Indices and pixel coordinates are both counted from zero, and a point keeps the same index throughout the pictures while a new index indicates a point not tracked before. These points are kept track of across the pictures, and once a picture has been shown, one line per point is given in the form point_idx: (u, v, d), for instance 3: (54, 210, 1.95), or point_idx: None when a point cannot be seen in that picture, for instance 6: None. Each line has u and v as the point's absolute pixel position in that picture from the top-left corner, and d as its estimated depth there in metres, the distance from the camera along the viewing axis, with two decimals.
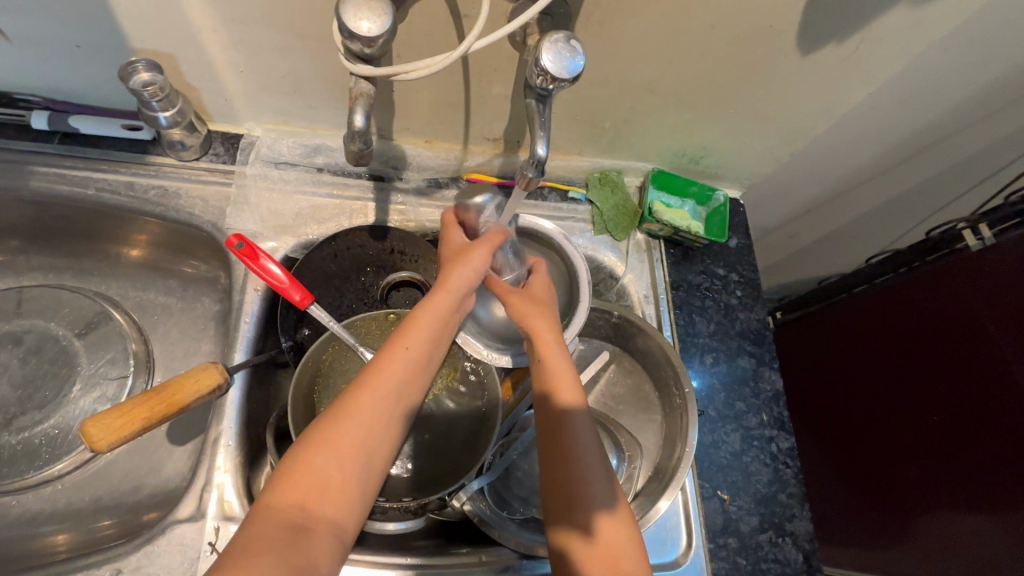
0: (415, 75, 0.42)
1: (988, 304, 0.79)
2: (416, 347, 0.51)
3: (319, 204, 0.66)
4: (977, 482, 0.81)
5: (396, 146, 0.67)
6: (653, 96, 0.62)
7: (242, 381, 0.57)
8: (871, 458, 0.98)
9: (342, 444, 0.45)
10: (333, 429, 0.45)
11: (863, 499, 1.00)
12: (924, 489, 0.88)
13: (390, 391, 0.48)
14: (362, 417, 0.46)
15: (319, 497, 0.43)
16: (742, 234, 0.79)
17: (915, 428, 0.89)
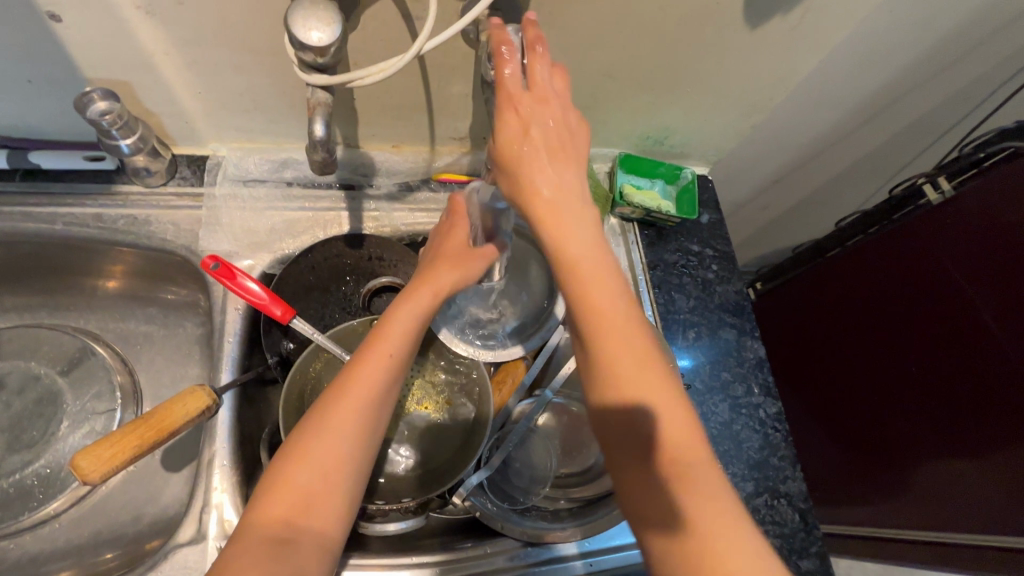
0: (370, 81, 0.42)
1: (951, 257, 0.83)
2: (389, 351, 0.51)
3: (292, 218, 0.66)
4: (961, 427, 0.85)
5: (364, 153, 0.67)
6: (613, 80, 0.63)
7: (231, 400, 0.57)
8: (858, 416, 1.01)
9: (319, 455, 0.46)
10: (308, 445, 0.46)
11: (857, 457, 1.03)
12: (916, 445, 0.92)
13: (361, 400, 0.49)
14: (337, 427, 0.47)
15: (303, 507, 0.45)
16: (712, 209, 0.80)
17: (897, 383, 0.93)
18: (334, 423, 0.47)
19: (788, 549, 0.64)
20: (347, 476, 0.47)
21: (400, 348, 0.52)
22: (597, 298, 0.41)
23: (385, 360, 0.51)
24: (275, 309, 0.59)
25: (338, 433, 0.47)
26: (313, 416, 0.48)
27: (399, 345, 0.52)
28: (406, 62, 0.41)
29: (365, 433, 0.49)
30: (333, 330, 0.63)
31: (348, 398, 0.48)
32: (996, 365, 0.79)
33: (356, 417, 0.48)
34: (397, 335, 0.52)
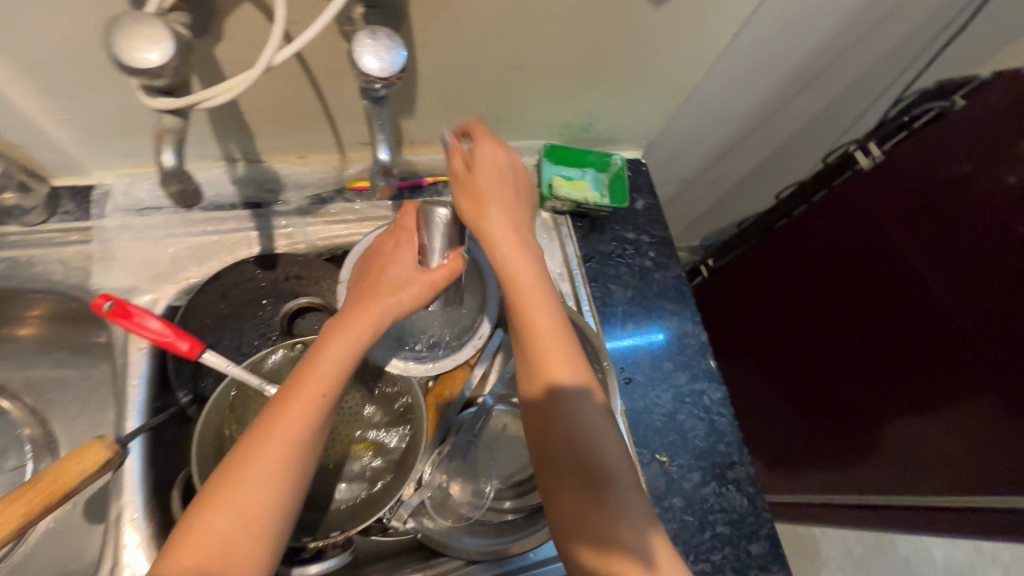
0: (220, 101, 0.37)
1: (888, 221, 0.83)
2: (320, 388, 0.46)
3: (195, 244, 0.62)
4: (910, 386, 0.86)
5: (267, 167, 0.63)
6: (522, 71, 0.59)
7: (141, 448, 0.54)
8: (814, 383, 1.02)
9: (238, 502, 0.41)
10: (231, 488, 0.42)
11: (818, 422, 1.04)
12: (881, 408, 0.92)
13: (294, 437, 0.44)
14: (259, 471, 0.42)
15: (221, 562, 0.40)
16: (647, 194, 0.78)
17: (847, 347, 0.94)
18: (259, 463, 0.42)
19: (737, 535, 0.63)
20: (271, 526, 0.42)
21: (339, 375, 0.47)
22: (532, 308, 0.48)
23: (314, 398, 0.45)
24: (181, 345, 0.55)
25: (260, 479, 0.42)
26: (235, 458, 0.43)
27: (334, 380, 0.46)
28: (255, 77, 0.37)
29: (292, 479, 0.44)
30: (251, 359, 0.60)
31: (272, 441, 0.43)
32: (937, 323, 0.80)
33: (280, 461, 0.43)
34: (331, 369, 0.46)
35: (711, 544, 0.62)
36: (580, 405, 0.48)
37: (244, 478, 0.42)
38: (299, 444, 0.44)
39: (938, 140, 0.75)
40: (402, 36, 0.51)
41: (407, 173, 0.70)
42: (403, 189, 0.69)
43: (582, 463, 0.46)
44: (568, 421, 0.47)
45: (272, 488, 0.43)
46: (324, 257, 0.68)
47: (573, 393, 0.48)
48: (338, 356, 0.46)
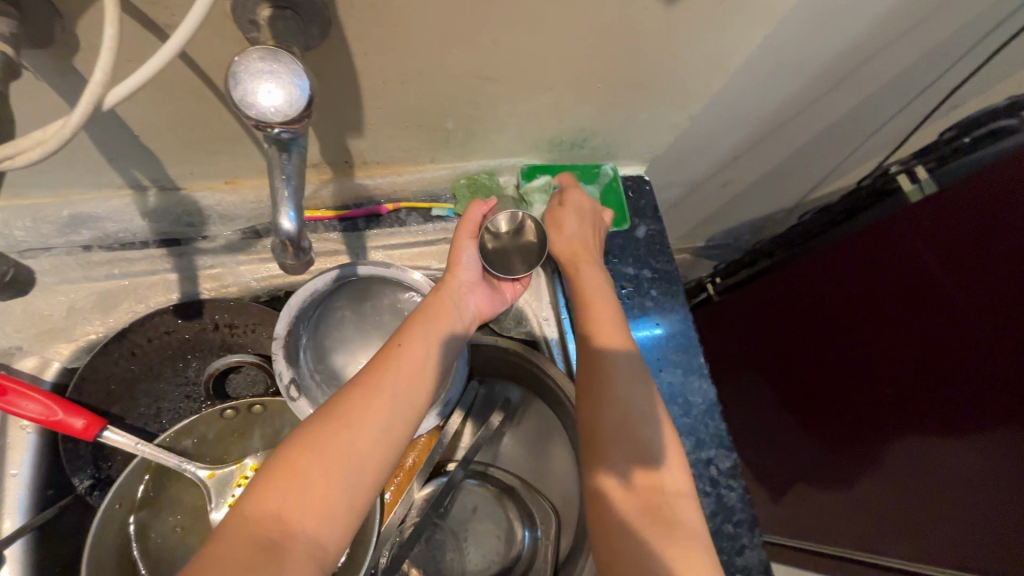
0: (25, 160, 0.26)
1: (940, 264, 0.67)
2: (416, 362, 0.44)
3: (99, 291, 0.51)
4: (937, 459, 0.71)
5: (185, 195, 0.51)
6: (497, 82, 0.47)
7: (20, 554, 0.44)
8: (829, 430, 0.88)
9: (334, 448, 0.37)
10: (327, 430, 0.38)
11: (823, 471, 0.91)
12: (898, 460, 0.77)
13: (387, 395, 0.41)
14: (355, 425, 0.39)
15: (300, 509, 0.35)
16: (650, 219, 0.67)
17: (874, 401, 0.79)
18: (356, 409, 0.40)
19: None
20: (353, 491, 0.37)
21: (427, 345, 0.45)
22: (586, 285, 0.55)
23: (409, 363, 0.43)
24: (72, 424, 0.45)
25: (354, 433, 0.39)
26: (328, 410, 0.39)
27: (426, 358, 0.45)
28: (71, 130, 0.26)
29: (387, 441, 0.40)
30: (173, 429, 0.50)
31: (373, 396, 0.41)
32: (982, 398, 0.65)
33: (379, 417, 0.40)
34: (420, 351, 0.45)
35: None
36: (639, 379, 0.49)
37: (341, 424, 0.39)
38: (392, 399, 0.41)
39: (1009, 174, 0.59)
40: (333, 45, 0.38)
41: (363, 198, 0.58)
42: (357, 218, 0.58)
43: (628, 434, 0.45)
44: (608, 376, 0.48)
45: (363, 442, 0.39)
46: (262, 301, 0.57)
47: (622, 363, 0.49)
48: (430, 324, 0.46)
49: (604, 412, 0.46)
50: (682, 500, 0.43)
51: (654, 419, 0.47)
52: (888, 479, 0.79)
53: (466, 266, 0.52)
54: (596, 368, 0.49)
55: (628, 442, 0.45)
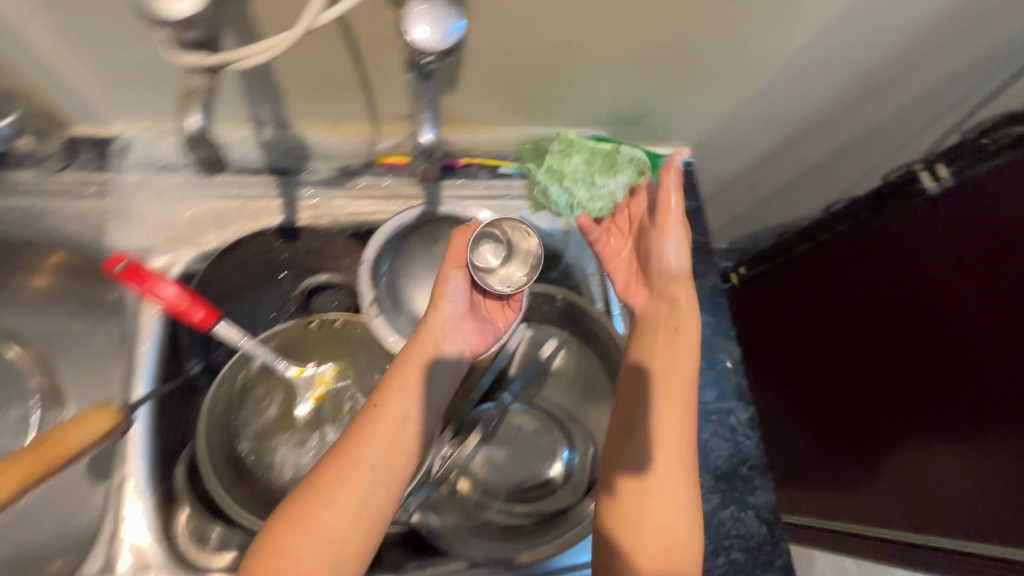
0: (255, 60, 0.35)
1: (948, 262, 0.73)
2: (387, 423, 0.49)
3: (215, 208, 0.59)
4: (926, 444, 0.79)
5: (296, 134, 0.60)
6: (574, 53, 0.55)
7: (148, 414, 0.53)
8: (832, 415, 0.95)
9: (314, 523, 0.45)
10: (310, 501, 0.45)
11: (818, 450, 0.98)
12: (892, 441, 0.84)
13: (364, 460, 0.47)
14: (343, 494, 0.46)
15: None
16: (691, 195, 0.73)
17: (875, 387, 0.86)
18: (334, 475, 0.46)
19: (751, 564, 0.60)
20: (353, 538, 0.45)
21: (404, 406, 0.50)
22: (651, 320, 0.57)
23: (386, 427, 0.49)
24: (196, 313, 0.53)
25: (342, 501, 0.46)
26: (314, 482, 0.46)
27: (399, 417, 0.50)
28: (292, 42, 0.34)
29: (373, 495, 0.47)
30: (267, 332, 0.57)
31: (350, 464, 0.47)
32: (973, 383, 0.72)
33: (360, 479, 0.47)
34: (391, 411, 0.50)
35: (723, 569, 0.60)
36: (654, 440, 0.52)
37: (323, 491, 0.46)
38: (367, 463, 0.47)
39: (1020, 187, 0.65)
40: None
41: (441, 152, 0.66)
42: None
43: (631, 477, 0.51)
44: (627, 424, 0.53)
45: (345, 504, 0.46)
46: (349, 234, 0.64)
47: (645, 409, 0.53)
48: (405, 387, 0.51)
49: (617, 471, 0.52)
50: (670, 525, 0.50)
51: (653, 483, 0.51)
52: (879, 459, 0.86)
53: (449, 297, 0.54)
54: (636, 397, 0.54)
55: (631, 483, 0.51)
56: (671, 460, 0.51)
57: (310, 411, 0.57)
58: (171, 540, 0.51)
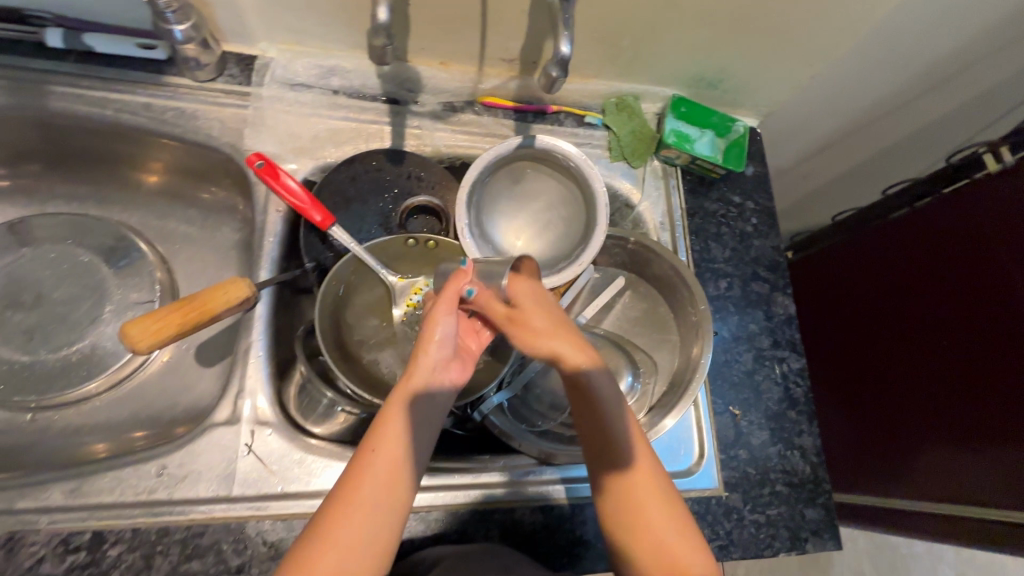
0: None
1: (999, 243, 0.76)
2: (391, 457, 0.44)
3: (336, 128, 0.66)
4: (958, 420, 0.81)
5: (411, 68, 0.66)
6: (675, 9, 0.59)
7: (269, 297, 0.59)
8: (860, 387, 0.97)
9: (319, 570, 0.40)
10: (313, 552, 0.40)
11: (848, 428, 1.00)
12: (924, 418, 0.86)
13: (368, 505, 0.42)
14: (343, 540, 0.41)
15: None
16: (758, 162, 0.78)
17: (907, 359, 0.89)
18: (337, 524, 0.42)
19: (795, 497, 0.64)
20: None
21: (405, 443, 0.45)
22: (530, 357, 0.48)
23: (386, 470, 0.44)
24: (315, 215, 0.59)
25: (343, 547, 0.41)
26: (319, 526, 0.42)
27: (400, 444, 0.45)
28: None
29: (377, 533, 0.42)
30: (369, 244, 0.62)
31: (351, 510, 0.42)
32: (1005, 352, 0.75)
33: (365, 518, 0.42)
34: (393, 439, 0.44)
35: (768, 498, 0.64)
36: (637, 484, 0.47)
37: (324, 541, 0.41)
38: (372, 506, 0.43)
39: None
40: None
41: (534, 98, 0.72)
42: (528, 112, 0.72)
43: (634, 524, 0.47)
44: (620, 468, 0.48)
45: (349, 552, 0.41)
46: (444, 164, 0.71)
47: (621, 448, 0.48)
48: (403, 427, 0.45)
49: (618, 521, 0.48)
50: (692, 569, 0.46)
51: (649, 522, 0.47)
52: (909, 435, 0.88)
53: (439, 344, 0.47)
54: (592, 422, 0.49)
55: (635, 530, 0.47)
56: (658, 495, 0.47)
57: (403, 314, 0.63)
58: (285, 409, 0.57)
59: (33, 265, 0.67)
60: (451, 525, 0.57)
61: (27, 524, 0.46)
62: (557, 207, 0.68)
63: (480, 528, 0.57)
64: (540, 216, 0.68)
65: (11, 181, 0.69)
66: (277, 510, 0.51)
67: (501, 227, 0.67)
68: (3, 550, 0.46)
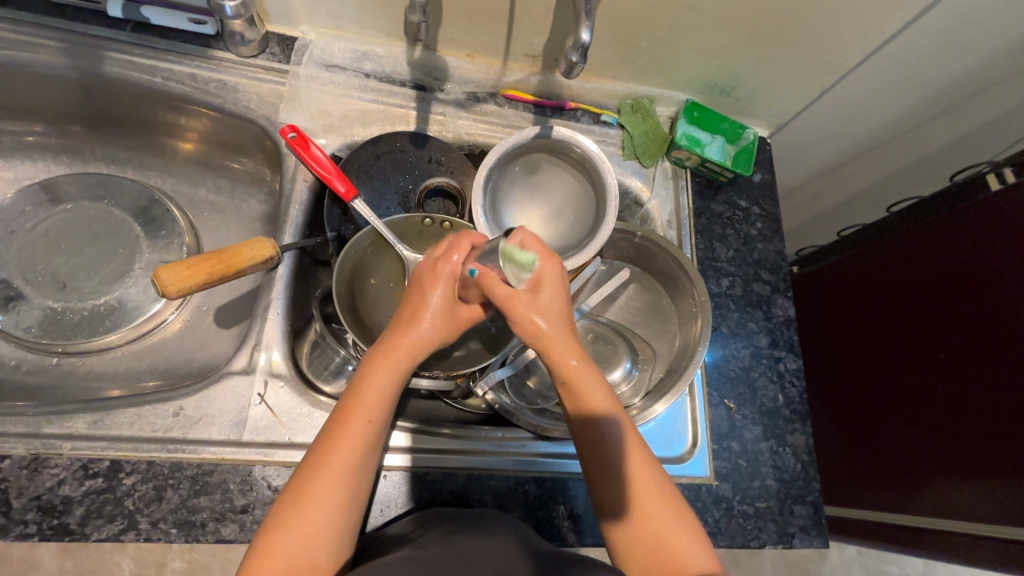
0: None
1: (1005, 265, 0.77)
2: (370, 409, 0.47)
3: (365, 109, 0.70)
4: (958, 440, 0.81)
5: (439, 57, 0.70)
6: (692, 14, 0.63)
7: (290, 261, 0.62)
8: (859, 402, 0.98)
9: (306, 521, 0.43)
10: (297, 503, 0.43)
11: (844, 442, 1.00)
12: (921, 437, 0.86)
13: (348, 459, 0.45)
14: (326, 492, 0.44)
15: None
16: (766, 169, 0.80)
17: (907, 377, 0.90)
18: (320, 482, 0.44)
19: (785, 493, 0.66)
20: (337, 531, 0.44)
21: (383, 401, 0.47)
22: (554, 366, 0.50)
23: (361, 429, 0.46)
24: (339, 186, 0.61)
25: (327, 499, 0.44)
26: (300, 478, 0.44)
27: (380, 401, 0.47)
28: None
29: (354, 484, 0.45)
30: (386, 220, 0.65)
31: (328, 465, 0.44)
32: (1010, 375, 0.75)
33: (347, 471, 0.45)
34: (373, 394, 0.47)
35: (758, 491, 0.65)
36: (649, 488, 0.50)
37: (307, 494, 0.44)
38: (354, 462, 0.45)
39: None
40: None
41: (553, 94, 0.76)
42: (546, 107, 0.75)
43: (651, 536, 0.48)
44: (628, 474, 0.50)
45: (330, 505, 0.44)
46: (464, 151, 0.74)
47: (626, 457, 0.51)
48: (383, 389, 0.47)
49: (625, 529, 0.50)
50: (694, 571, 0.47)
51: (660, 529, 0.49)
52: (906, 453, 0.89)
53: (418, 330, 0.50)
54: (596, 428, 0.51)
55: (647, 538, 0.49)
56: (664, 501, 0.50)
57: None
58: (297, 365, 0.60)
59: (71, 219, 0.71)
60: (447, 488, 0.60)
61: (50, 448, 0.50)
62: (569, 197, 0.71)
63: (474, 491, 0.60)
64: (552, 204, 0.70)
65: (58, 140, 0.74)
66: (282, 457, 0.54)
67: (513, 212, 0.69)
68: (27, 469, 0.49)
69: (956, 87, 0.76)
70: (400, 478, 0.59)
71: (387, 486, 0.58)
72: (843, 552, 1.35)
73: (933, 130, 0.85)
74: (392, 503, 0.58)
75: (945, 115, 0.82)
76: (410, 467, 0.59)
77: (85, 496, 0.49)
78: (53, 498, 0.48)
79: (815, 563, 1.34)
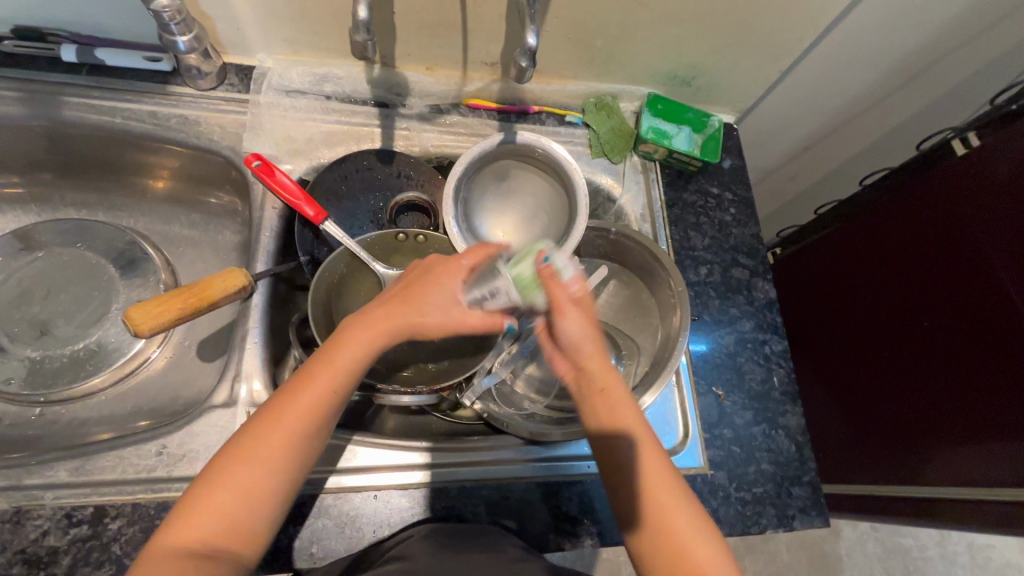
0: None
1: (987, 232, 0.77)
2: (334, 381, 0.46)
3: (330, 131, 0.71)
4: (956, 410, 0.81)
5: (398, 73, 0.71)
6: (640, 8, 0.62)
7: (265, 288, 0.62)
8: (853, 379, 0.98)
9: (241, 475, 0.42)
10: (238, 456, 0.43)
11: (845, 419, 1.00)
12: (918, 411, 0.86)
13: (296, 424, 0.44)
14: (264, 450, 0.43)
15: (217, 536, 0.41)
16: (735, 155, 0.81)
17: (898, 351, 0.89)
18: (267, 439, 0.43)
19: (781, 476, 0.65)
20: (259, 508, 0.43)
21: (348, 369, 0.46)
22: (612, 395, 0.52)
23: (318, 394, 0.45)
24: (308, 210, 0.61)
25: (259, 463, 0.43)
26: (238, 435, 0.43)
27: (346, 375, 0.46)
28: None
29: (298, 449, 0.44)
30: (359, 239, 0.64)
31: (279, 423, 0.44)
32: (1004, 344, 0.74)
33: (292, 432, 0.44)
34: (343, 365, 0.46)
35: (754, 476, 0.65)
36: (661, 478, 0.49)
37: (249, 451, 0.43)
38: (303, 427, 0.44)
39: None
40: None
41: (516, 100, 0.77)
42: (510, 113, 0.76)
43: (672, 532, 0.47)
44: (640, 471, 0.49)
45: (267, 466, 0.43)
46: (432, 164, 0.75)
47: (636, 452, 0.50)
48: (357, 355, 0.47)
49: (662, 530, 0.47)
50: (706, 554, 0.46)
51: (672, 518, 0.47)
52: (906, 428, 0.88)
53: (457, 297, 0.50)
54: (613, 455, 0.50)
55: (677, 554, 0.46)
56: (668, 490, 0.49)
57: None
58: None
59: (45, 267, 0.71)
60: (439, 502, 0.59)
61: (33, 499, 0.50)
62: (541, 201, 0.70)
63: (467, 504, 0.60)
64: (524, 209, 0.70)
65: (26, 189, 0.74)
66: None
67: (487, 220, 0.69)
68: (11, 522, 0.49)
69: (913, 57, 0.77)
70: (392, 496, 0.58)
71: (379, 507, 0.58)
72: (857, 530, 1.34)
73: (896, 101, 0.85)
74: (384, 523, 0.57)
75: (906, 87, 0.82)
76: (401, 485, 0.59)
77: (71, 544, 0.49)
78: (39, 550, 0.48)
79: (830, 543, 1.34)
